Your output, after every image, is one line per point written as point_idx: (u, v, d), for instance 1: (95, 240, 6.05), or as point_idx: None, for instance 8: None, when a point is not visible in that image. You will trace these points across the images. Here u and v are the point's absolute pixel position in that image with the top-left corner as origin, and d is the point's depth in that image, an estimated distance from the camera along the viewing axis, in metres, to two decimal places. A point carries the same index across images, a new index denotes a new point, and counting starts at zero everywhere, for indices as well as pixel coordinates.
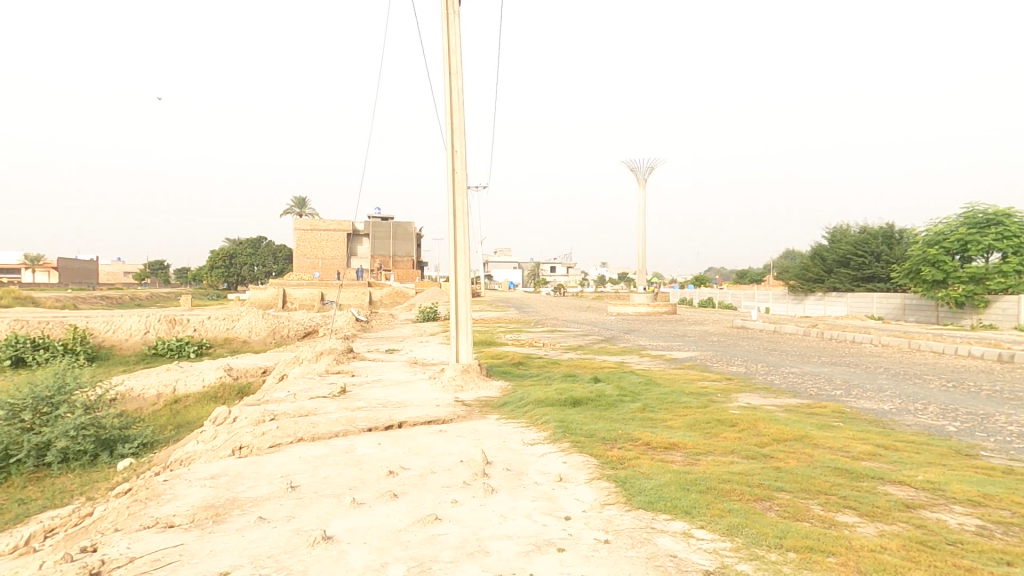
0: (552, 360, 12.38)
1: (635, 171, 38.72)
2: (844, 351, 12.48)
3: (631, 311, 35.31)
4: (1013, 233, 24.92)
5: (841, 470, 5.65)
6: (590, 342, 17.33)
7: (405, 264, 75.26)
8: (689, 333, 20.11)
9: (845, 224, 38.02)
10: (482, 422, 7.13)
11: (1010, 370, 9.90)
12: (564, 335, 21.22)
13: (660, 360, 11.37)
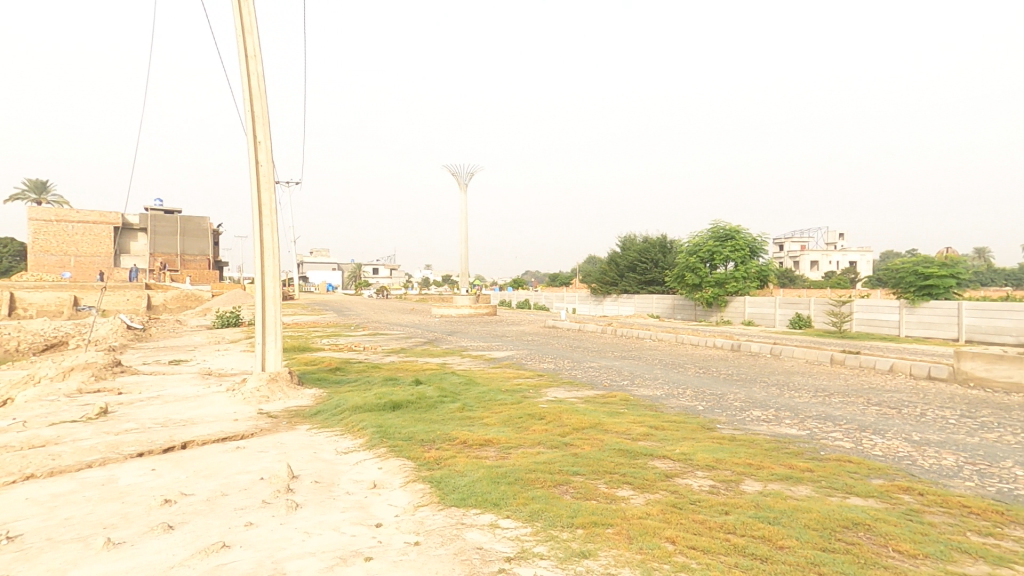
0: (372, 364, 12.05)
1: (456, 176, 40.10)
2: (629, 346, 14.60)
3: (454, 313, 36.23)
4: (742, 247, 31.49)
5: (623, 451, 6.61)
6: (410, 344, 17.34)
7: (198, 262, 65.75)
8: (506, 333, 21.43)
9: (632, 235, 44.82)
10: (291, 434, 6.62)
11: (739, 357, 12.70)
12: (386, 337, 20.80)
13: (479, 359, 11.93)
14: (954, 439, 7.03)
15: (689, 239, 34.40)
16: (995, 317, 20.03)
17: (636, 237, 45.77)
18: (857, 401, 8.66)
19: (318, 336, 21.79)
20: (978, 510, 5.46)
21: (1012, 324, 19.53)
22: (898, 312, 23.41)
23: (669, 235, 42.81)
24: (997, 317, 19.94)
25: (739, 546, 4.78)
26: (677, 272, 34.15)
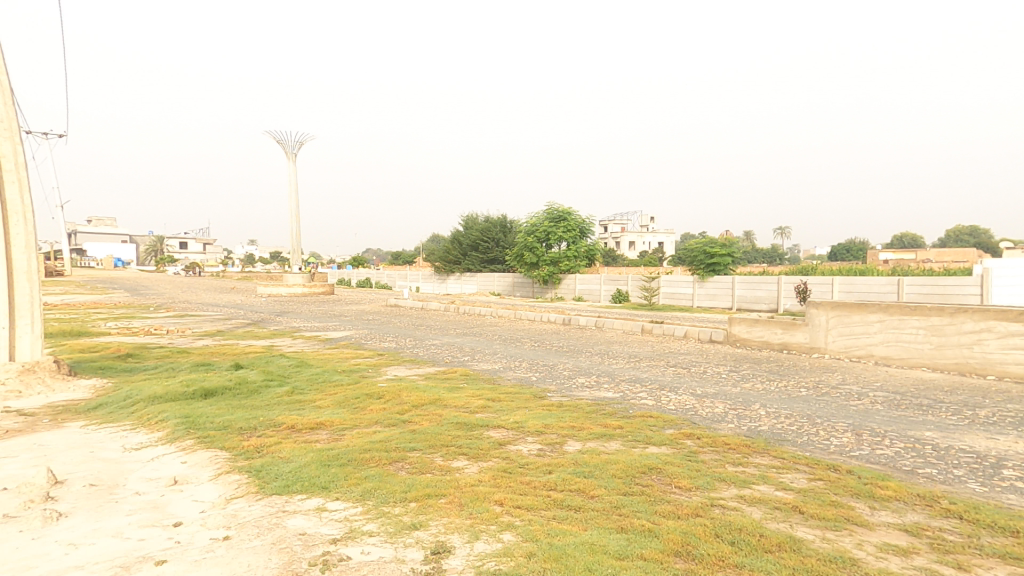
0: (179, 350, 10.55)
1: (283, 143, 36.93)
2: (471, 323, 15.05)
3: (285, 293, 33.58)
4: (573, 228, 34.57)
5: (460, 424, 6.85)
6: (231, 327, 15.54)
7: None
8: (344, 313, 20.46)
9: (474, 214, 45.99)
10: (56, 433, 5.54)
11: (569, 330, 13.97)
12: (199, 320, 18.35)
13: (314, 340, 11.23)
14: (724, 390, 8.69)
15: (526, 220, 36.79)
16: (756, 289, 24.97)
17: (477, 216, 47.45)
18: (659, 363, 10.18)
19: (103, 320, 18.15)
20: (736, 446, 6.88)
21: (767, 294, 24.58)
22: (691, 286, 27.73)
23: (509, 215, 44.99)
24: (758, 289, 24.90)
25: (557, 500, 5.35)
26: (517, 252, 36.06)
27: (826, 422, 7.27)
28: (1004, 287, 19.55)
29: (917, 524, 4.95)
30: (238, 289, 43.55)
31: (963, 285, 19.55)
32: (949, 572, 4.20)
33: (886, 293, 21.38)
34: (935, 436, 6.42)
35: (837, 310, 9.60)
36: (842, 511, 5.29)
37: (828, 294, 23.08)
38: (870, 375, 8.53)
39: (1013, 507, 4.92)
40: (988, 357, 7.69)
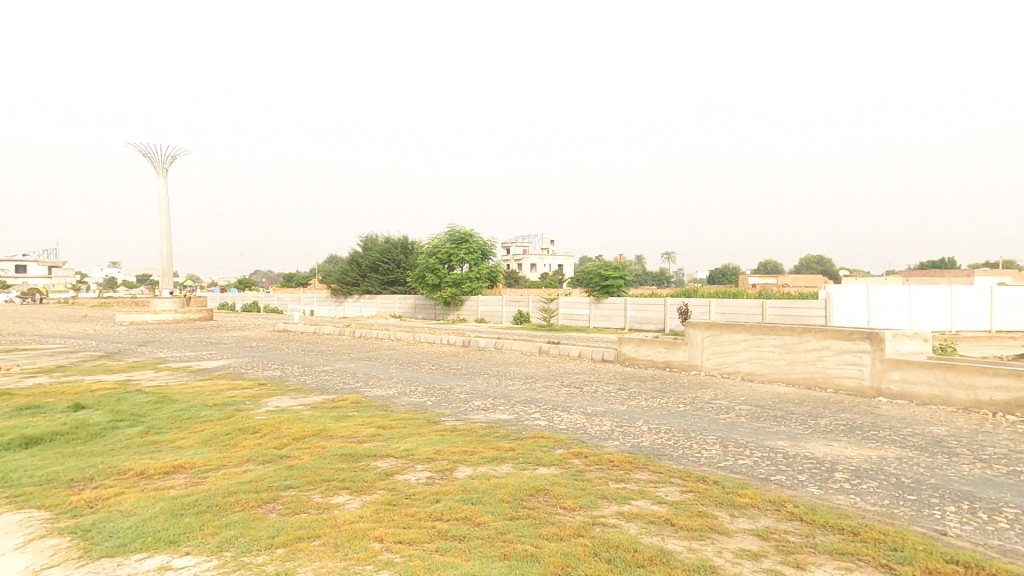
0: (5, 390, 9.07)
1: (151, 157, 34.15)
2: (366, 347, 14.53)
3: (151, 320, 30.51)
4: (475, 250, 35.12)
5: (345, 456, 6.53)
6: (80, 360, 13.63)
7: None
8: (223, 340, 18.87)
9: (374, 234, 45.10)
10: None
11: (468, 353, 13.99)
12: (37, 354, 15.97)
13: (183, 372, 10.22)
14: (612, 408, 9.15)
15: (428, 241, 36.74)
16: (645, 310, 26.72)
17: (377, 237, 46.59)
18: (555, 384, 10.49)
19: None
20: (619, 462, 7.25)
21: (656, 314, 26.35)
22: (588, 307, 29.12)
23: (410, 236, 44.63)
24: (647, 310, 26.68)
25: (442, 530, 5.24)
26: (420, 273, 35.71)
27: (699, 435, 7.90)
28: (842, 310, 22.37)
29: (767, 527, 5.47)
30: (94, 315, 38.64)
31: (812, 307, 22.50)
32: (790, 571, 4.64)
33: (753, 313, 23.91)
34: (786, 445, 7.21)
35: (710, 329, 10.54)
36: (707, 520, 5.73)
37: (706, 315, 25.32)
38: (736, 389, 9.41)
39: (841, 506, 5.59)
40: (827, 372, 8.79)
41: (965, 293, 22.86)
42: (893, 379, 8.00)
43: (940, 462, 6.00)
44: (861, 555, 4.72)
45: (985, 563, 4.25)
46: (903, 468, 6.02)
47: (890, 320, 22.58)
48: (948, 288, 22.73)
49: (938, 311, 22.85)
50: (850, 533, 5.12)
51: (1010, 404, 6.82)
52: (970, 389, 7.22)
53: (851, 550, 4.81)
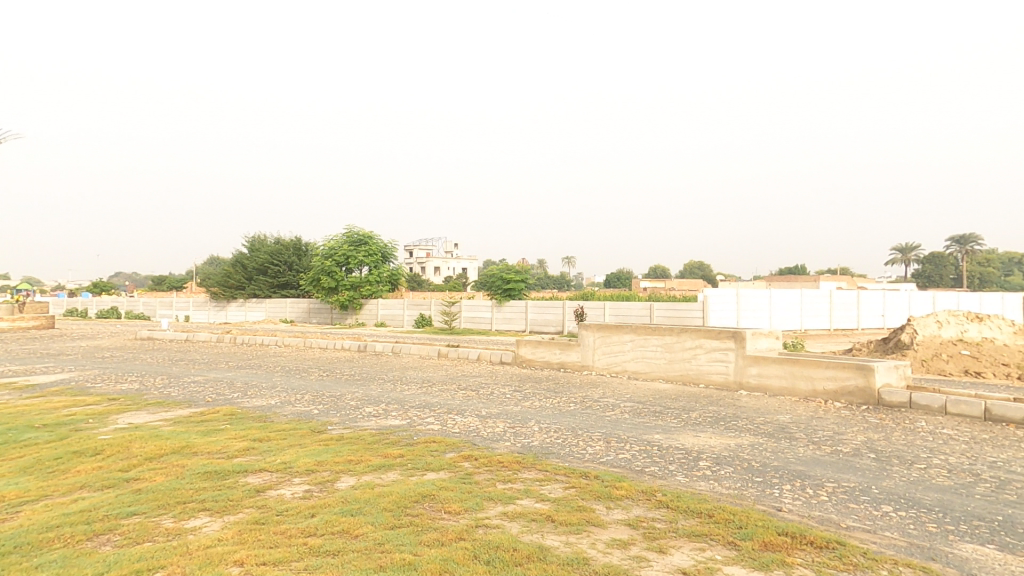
0: None
1: None
2: (249, 355, 13.59)
3: None
4: (374, 252, 34.42)
5: (208, 473, 6.02)
6: None
7: None
8: (70, 351, 16.70)
9: (262, 234, 42.43)
10: None
11: (362, 358, 13.59)
12: None
13: (12, 391, 8.90)
14: (506, 409, 9.30)
15: (324, 242, 35.41)
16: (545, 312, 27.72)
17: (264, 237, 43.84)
18: (451, 387, 10.49)
19: None
20: (508, 463, 7.33)
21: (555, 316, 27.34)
22: (490, 310, 29.61)
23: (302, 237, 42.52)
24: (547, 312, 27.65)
25: (314, 546, 4.91)
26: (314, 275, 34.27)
27: (585, 432, 8.23)
28: (716, 311, 24.43)
29: (637, 517, 5.72)
30: None
31: (691, 308, 24.65)
32: (650, 555, 4.79)
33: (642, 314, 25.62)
34: (661, 438, 7.72)
35: (601, 330, 11.10)
36: (585, 514, 5.88)
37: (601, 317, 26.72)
38: (622, 387, 9.97)
39: (701, 491, 6.02)
40: (700, 368, 9.60)
41: (811, 296, 26.13)
42: (752, 373, 9.00)
43: (784, 446, 6.75)
44: (713, 535, 5.02)
45: (808, 532, 4.69)
46: (755, 454, 6.67)
47: (755, 321, 25.14)
48: (798, 292, 25.80)
49: (791, 312, 25.82)
50: (706, 516, 5.49)
51: (837, 393, 8.16)
52: (810, 380, 8.40)
53: (705, 532, 5.10)
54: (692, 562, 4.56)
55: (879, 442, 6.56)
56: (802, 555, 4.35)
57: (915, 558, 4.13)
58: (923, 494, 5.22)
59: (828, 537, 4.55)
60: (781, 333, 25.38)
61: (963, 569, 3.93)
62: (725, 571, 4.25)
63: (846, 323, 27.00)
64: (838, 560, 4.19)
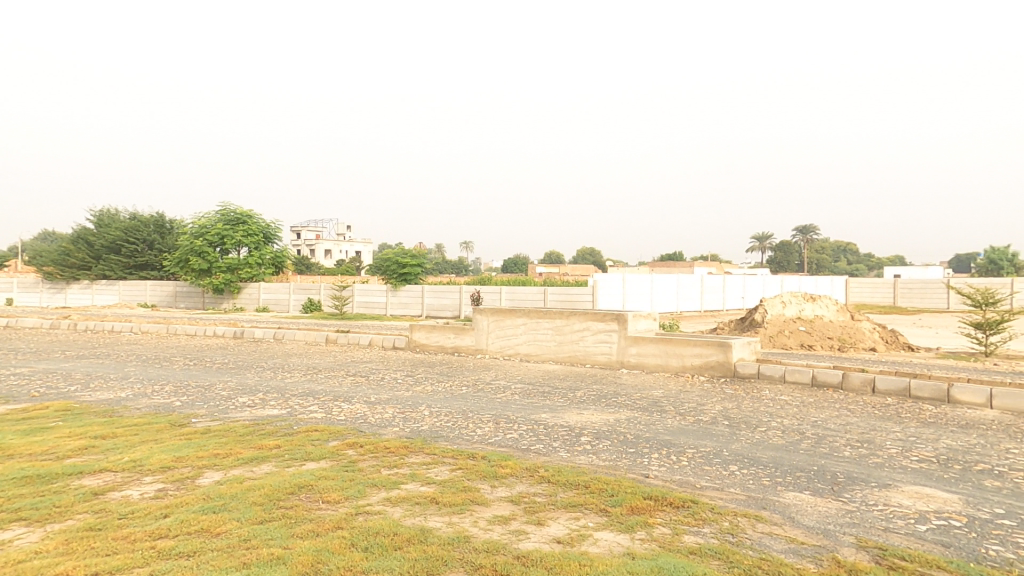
0: None
1: None
2: (96, 343, 12.00)
3: None
4: (253, 232, 32.12)
5: (30, 478, 5.20)
6: None
7: None
8: None
9: (112, 208, 37.58)
10: None
11: (238, 345, 12.63)
12: None
13: None
14: (396, 394, 9.06)
15: (193, 220, 32.31)
16: (443, 297, 28.29)
17: (114, 212, 38.64)
18: (338, 374, 10.08)
19: None
20: (395, 449, 6.77)
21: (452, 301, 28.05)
22: (384, 294, 29.44)
23: (164, 212, 38.09)
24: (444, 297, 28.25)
25: (164, 550, 4.27)
26: (182, 256, 31.12)
27: (475, 415, 8.02)
28: (605, 295, 25.90)
29: (521, 493, 5.39)
30: None
31: (582, 292, 25.95)
32: (531, 529, 4.56)
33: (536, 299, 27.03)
34: (548, 417, 7.76)
35: (494, 314, 11.34)
36: (469, 494, 5.34)
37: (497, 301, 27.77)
38: (514, 369, 10.29)
39: (581, 465, 6.07)
40: (587, 350, 10.22)
41: (686, 281, 28.56)
42: (632, 353, 9.72)
43: (655, 419, 7.29)
44: (588, 505, 5.05)
45: (669, 495, 5.08)
46: (630, 427, 7.10)
47: (638, 304, 26.97)
48: (676, 277, 27.99)
49: (669, 296, 28.05)
50: (584, 488, 5.49)
51: (702, 367, 9.05)
52: (681, 357, 9.25)
53: (582, 502, 5.11)
54: (568, 531, 4.50)
55: (732, 411, 7.36)
56: (663, 515, 4.66)
57: (752, 509, 4.64)
58: (763, 453, 5.92)
59: (685, 497, 4.96)
60: (660, 315, 27.56)
61: (787, 515, 4.49)
62: (596, 536, 4.35)
63: (714, 305, 29.95)
64: (692, 517, 4.56)
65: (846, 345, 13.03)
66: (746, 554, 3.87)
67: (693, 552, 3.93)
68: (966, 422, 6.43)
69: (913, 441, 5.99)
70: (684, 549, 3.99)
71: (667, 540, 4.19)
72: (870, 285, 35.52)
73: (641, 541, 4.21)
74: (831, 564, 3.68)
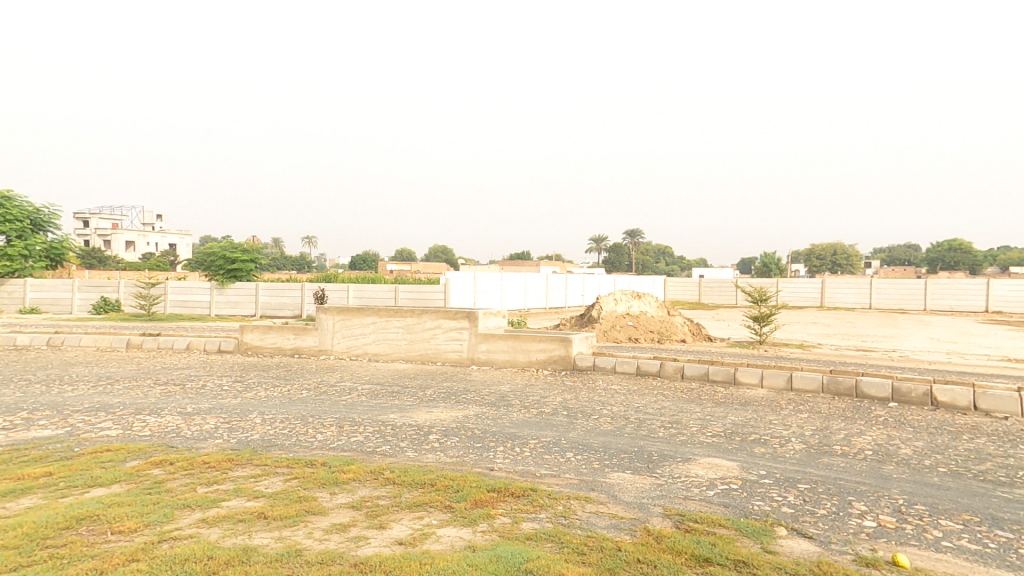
0: None
1: None
2: None
3: None
4: (15, 217, 26.46)
5: None
6: None
7: None
8: None
9: None
10: None
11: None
12: None
13: None
14: (220, 403, 7.99)
15: None
16: (280, 295, 26.12)
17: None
18: (141, 383, 8.59)
19: None
20: (216, 463, 5.90)
21: (292, 300, 26.06)
22: (208, 292, 26.30)
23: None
24: (282, 295, 26.11)
25: None
26: None
27: (316, 420, 7.36)
28: (457, 293, 26.18)
29: (363, 497, 5.04)
30: None
31: (434, 291, 25.95)
32: (371, 534, 4.30)
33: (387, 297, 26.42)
34: (396, 417, 7.47)
35: (342, 313, 10.93)
36: (304, 504, 4.84)
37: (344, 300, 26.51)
38: (362, 369, 9.94)
39: (428, 463, 5.91)
40: (438, 348, 10.28)
41: (533, 279, 30.23)
42: (482, 349, 9.97)
43: (501, 413, 7.52)
44: (432, 502, 4.91)
45: (510, 486, 5.24)
46: (477, 423, 7.20)
47: (488, 302, 27.77)
48: (524, 276, 29.43)
49: (517, 294, 29.41)
50: (429, 486, 5.31)
51: (546, 361, 9.60)
52: (526, 353, 9.69)
53: (426, 500, 4.95)
54: (411, 531, 4.34)
55: (570, 401, 7.93)
56: (504, 505, 4.79)
57: (583, 491, 5.03)
58: (594, 439, 6.47)
59: (525, 486, 5.18)
60: (509, 312, 28.76)
61: (611, 494, 4.94)
62: (438, 533, 4.28)
63: (557, 302, 32.19)
64: (530, 504, 4.77)
65: (664, 337, 14.96)
66: (576, 534, 4.16)
67: (529, 538, 4.11)
68: (746, 400, 7.78)
69: (709, 419, 7.07)
70: (521, 535, 4.15)
71: (507, 529, 4.32)
72: (681, 284, 41.36)
73: (482, 533, 4.27)
74: (643, 534, 4.12)
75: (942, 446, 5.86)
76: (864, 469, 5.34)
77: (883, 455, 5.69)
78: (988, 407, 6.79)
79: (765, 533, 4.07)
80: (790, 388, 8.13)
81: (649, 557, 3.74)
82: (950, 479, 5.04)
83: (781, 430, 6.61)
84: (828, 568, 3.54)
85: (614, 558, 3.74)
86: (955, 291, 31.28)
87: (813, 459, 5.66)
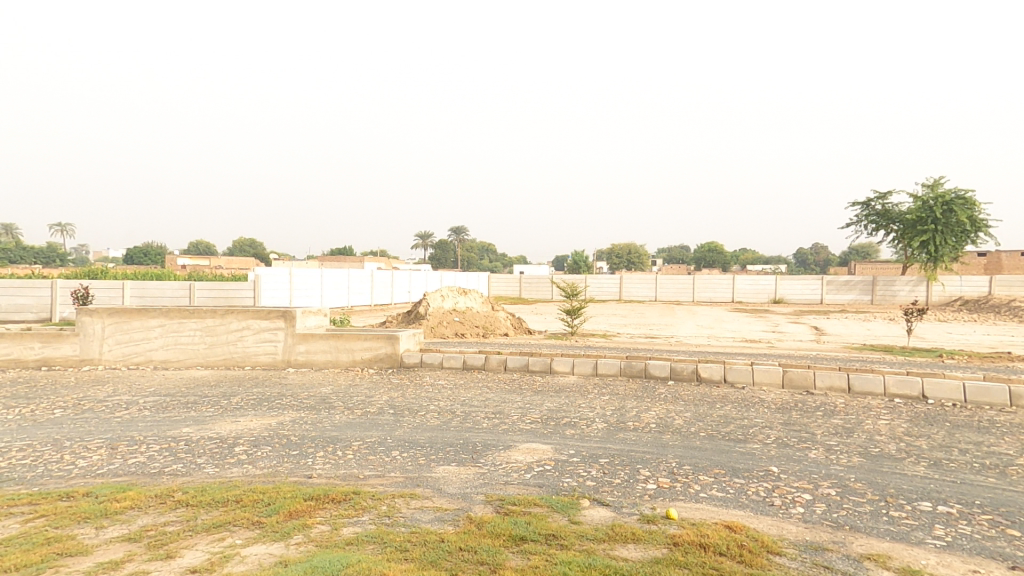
0: None
1: None
2: None
3: None
4: None
5: None
6: None
7: None
8: None
9: None
10: None
11: None
12: None
13: None
14: None
15: None
16: (15, 296, 20.74)
17: None
18: None
19: None
20: None
21: (33, 301, 20.84)
22: None
23: None
24: (17, 295, 20.75)
25: None
26: None
27: (78, 442, 6.00)
28: (268, 291, 23.75)
29: (143, 527, 4.24)
30: None
31: (241, 288, 23.23)
32: (154, 568, 3.64)
33: (178, 296, 22.78)
34: (192, 431, 6.47)
35: (114, 316, 9.12)
36: (57, 545, 3.89)
37: (116, 300, 22.17)
38: (145, 379, 8.44)
39: (232, 478, 5.22)
40: (246, 351, 9.24)
41: (357, 276, 28.95)
42: (300, 351, 9.24)
43: (321, 417, 7.04)
44: (237, 520, 4.35)
45: (330, 491, 4.93)
46: (294, 429, 6.61)
47: (307, 300, 25.76)
48: (347, 272, 27.98)
49: (340, 291, 27.83)
50: (234, 503, 4.68)
51: (372, 360, 9.31)
52: (350, 352, 9.27)
53: (229, 519, 4.36)
54: (208, 556, 3.79)
55: (396, 399, 7.82)
56: (323, 513, 4.49)
57: (408, 488, 4.99)
58: (421, 435, 6.46)
59: (347, 490, 4.93)
60: (331, 310, 27.13)
61: (436, 487, 5.01)
62: (243, 553, 3.82)
63: (384, 299, 31.33)
64: (352, 508, 4.56)
65: (488, 331, 15.69)
66: (399, 531, 4.12)
67: (350, 542, 3.93)
68: (559, 387, 8.60)
69: (529, 406, 7.65)
70: (341, 542, 3.94)
71: (326, 537, 4.06)
72: (504, 280, 43.70)
73: (296, 545, 3.94)
74: (465, 522, 4.26)
75: (703, 414, 7.25)
76: (649, 440, 6.31)
77: (662, 426, 6.81)
78: (733, 378, 8.60)
79: (571, 506, 4.54)
80: (595, 372, 9.23)
81: (470, 543, 3.88)
82: (707, 441, 6.25)
83: (588, 411, 7.46)
84: (620, 529, 4.09)
85: (437, 550, 3.80)
86: (712, 286, 38.66)
87: (612, 435, 6.52)
